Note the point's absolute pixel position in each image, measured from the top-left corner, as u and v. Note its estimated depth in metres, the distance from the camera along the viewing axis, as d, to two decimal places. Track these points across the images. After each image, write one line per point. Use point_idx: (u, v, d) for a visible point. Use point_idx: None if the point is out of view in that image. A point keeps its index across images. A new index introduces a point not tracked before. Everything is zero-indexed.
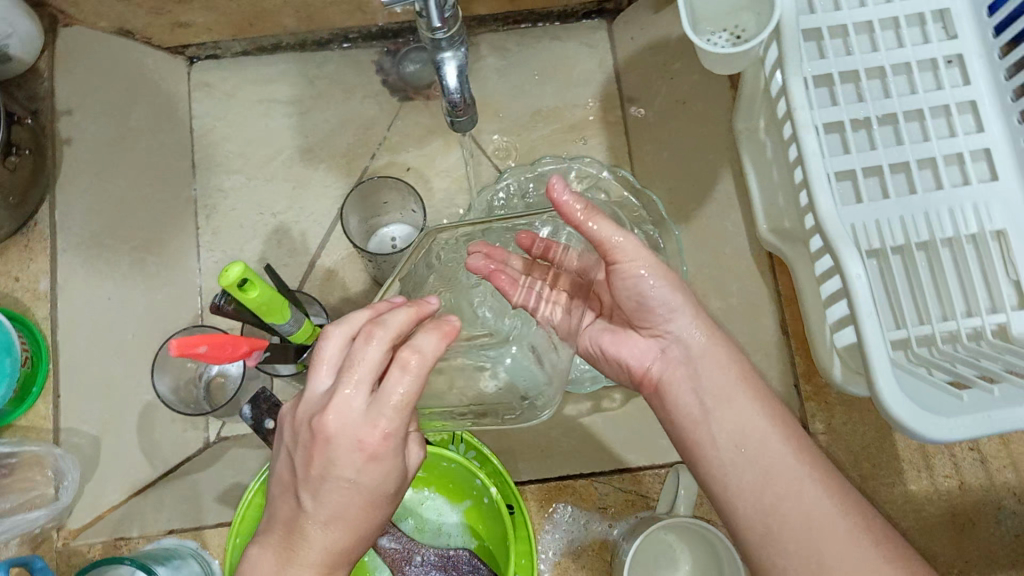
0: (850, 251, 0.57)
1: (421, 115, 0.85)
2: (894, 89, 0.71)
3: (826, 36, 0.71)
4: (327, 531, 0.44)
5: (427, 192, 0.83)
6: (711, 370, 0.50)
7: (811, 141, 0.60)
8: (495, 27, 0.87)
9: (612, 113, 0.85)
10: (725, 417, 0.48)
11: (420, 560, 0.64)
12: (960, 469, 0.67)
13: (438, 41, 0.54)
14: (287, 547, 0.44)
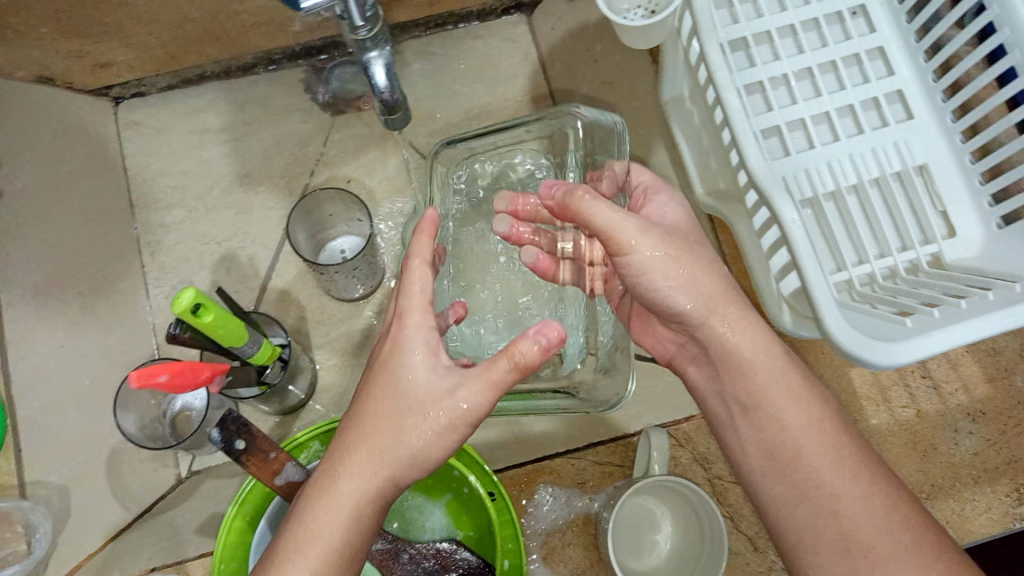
0: (782, 197, 0.59)
1: (356, 128, 0.86)
2: (806, 45, 0.74)
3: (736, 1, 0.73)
4: (388, 439, 0.48)
5: (372, 201, 0.84)
6: (725, 340, 0.53)
7: (734, 100, 0.62)
8: (417, 33, 0.88)
9: (543, 102, 0.87)
10: (762, 426, 0.52)
11: (409, 557, 0.62)
12: (915, 398, 0.71)
13: (362, 41, 0.55)
14: (382, 445, 0.49)
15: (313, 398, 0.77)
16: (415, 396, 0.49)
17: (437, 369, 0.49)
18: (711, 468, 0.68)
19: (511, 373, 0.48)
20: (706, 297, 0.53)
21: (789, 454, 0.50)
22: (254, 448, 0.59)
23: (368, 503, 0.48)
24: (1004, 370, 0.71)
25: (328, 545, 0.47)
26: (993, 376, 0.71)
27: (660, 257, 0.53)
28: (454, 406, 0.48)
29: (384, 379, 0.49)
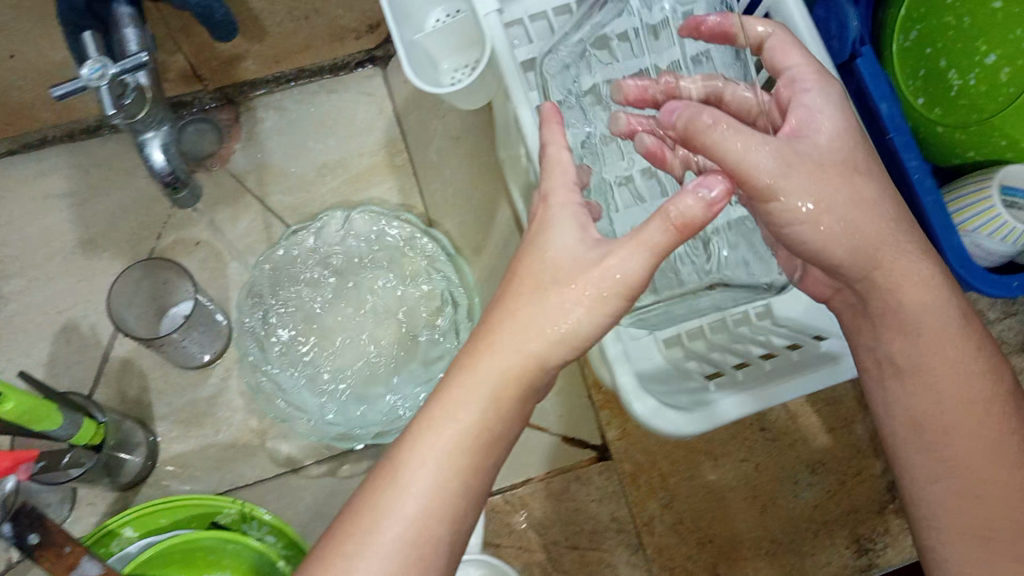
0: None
1: (206, 186, 0.84)
2: None
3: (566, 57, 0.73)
4: (529, 364, 0.42)
5: (220, 263, 0.82)
6: (893, 294, 0.47)
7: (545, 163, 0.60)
8: (269, 89, 0.86)
9: (398, 156, 0.85)
10: (915, 392, 0.48)
11: None
12: (753, 452, 0.70)
13: (133, 122, 0.60)
14: (561, 339, 0.42)
15: (154, 468, 0.76)
16: (561, 314, 0.42)
17: (581, 276, 0.42)
18: (546, 533, 0.69)
19: (619, 277, 0.41)
20: (875, 245, 0.45)
21: (941, 416, 0.47)
22: (49, 541, 0.56)
23: (462, 460, 0.41)
24: (842, 421, 0.72)
25: (412, 517, 0.40)
26: (830, 428, 0.71)
27: (800, 188, 0.44)
28: (609, 274, 0.41)
29: (514, 304, 0.43)
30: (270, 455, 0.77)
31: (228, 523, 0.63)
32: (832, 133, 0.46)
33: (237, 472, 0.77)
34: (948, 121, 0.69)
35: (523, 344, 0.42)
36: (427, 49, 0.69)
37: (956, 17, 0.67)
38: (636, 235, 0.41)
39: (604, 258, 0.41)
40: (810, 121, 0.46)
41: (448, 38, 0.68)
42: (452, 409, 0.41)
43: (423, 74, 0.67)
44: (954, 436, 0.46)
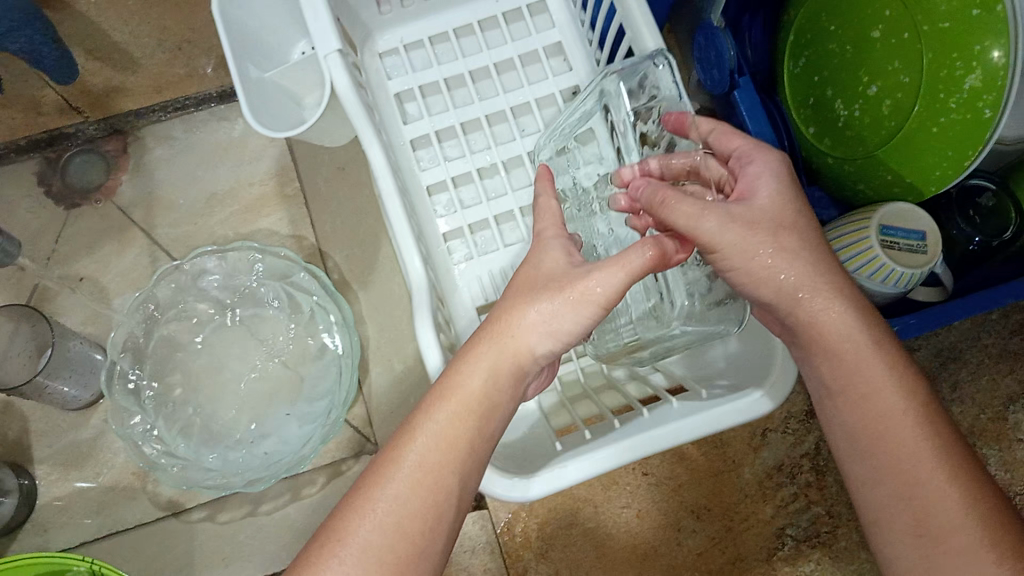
0: (425, 316, 0.56)
1: (92, 221, 0.82)
2: (517, 131, 0.71)
3: (443, 88, 0.71)
4: (491, 389, 0.46)
5: (105, 300, 0.80)
6: (813, 325, 0.45)
7: (396, 207, 0.58)
8: (159, 117, 0.83)
9: (289, 185, 0.83)
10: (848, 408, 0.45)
11: None
12: (637, 498, 0.68)
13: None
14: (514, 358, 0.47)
15: (32, 512, 0.75)
16: (520, 345, 0.47)
17: (546, 308, 0.46)
18: None
19: (568, 308, 0.46)
20: (795, 293, 0.45)
21: (875, 433, 0.44)
22: None
23: (427, 480, 0.43)
24: (731, 463, 0.69)
25: (370, 535, 0.42)
26: (716, 471, 0.69)
27: (722, 238, 0.45)
28: (588, 287, 0.45)
29: (482, 336, 0.47)
30: (152, 498, 0.75)
31: None
32: (766, 191, 0.47)
33: (117, 517, 0.75)
34: (838, 152, 0.66)
35: (482, 372, 0.46)
36: (287, 88, 0.67)
37: (839, 44, 0.63)
38: (574, 285, 0.46)
39: (562, 292, 0.46)
40: (758, 186, 0.47)
41: (304, 74, 0.66)
42: (416, 435, 0.45)
43: (281, 118, 0.65)
44: (903, 449, 0.43)
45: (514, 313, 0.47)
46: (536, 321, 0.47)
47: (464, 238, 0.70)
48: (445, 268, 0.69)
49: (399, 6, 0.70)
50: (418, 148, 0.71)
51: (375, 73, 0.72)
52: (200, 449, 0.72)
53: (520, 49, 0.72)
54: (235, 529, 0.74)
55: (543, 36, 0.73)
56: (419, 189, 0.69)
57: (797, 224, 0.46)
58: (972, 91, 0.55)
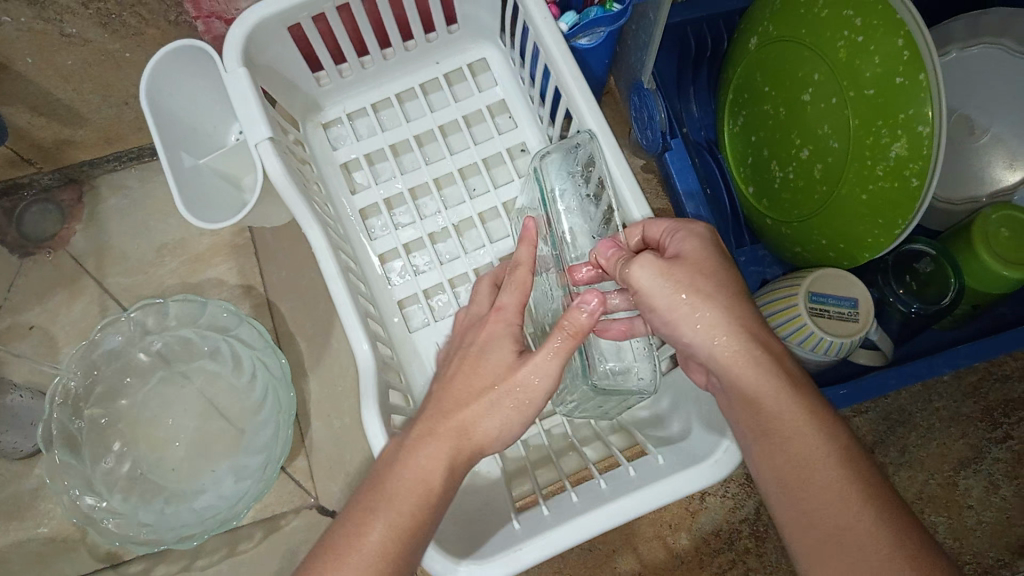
0: (372, 403, 0.53)
1: (44, 270, 0.82)
2: (466, 193, 0.71)
3: (389, 155, 0.71)
4: (452, 481, 0.44)
5: (53, 350, 0.80)
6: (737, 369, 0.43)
7: (341, 288, 0.57)
8: (114, 166, 0.84)
9: (240, 235, 0.83)
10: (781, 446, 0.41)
11: None
12: (574, 565, 0.68)
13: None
14: (457, 446, 0.45)
15: None
16: (477, 444, 0.45)
17: (491, 406, 0.45)
18: None
19: (514, 408, 0.45)
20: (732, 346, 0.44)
21: (806, 479, 0.40)
22: None
23: (383, 570, 0.41)
24: (668, 528, 0.69)
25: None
26: (653, 537, 0.69)
27: (654, 289, 0.44)
28: (526, 382, 0.45)
29: (440, 428, 0.45)
30: (90, 549, 0.75)
31: None
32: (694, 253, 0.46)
33: (53, 569, 0.74)
34: (775, 214, 0.65)
35: (444, 464, 0.44)
36: (225, 173, 0.70)
37: (774, 106, 0.63)
38: (513, 380, 0.45)
39: (508, 391, 0.45)
40: (683, 243, 0.47)
41: (233, 161, 0.69)
42: (372, 524, 0.42)
43: (223, 208, 0.68)
44: (837, 497, 0.39)
45: (471, 408, 0.45)
46: (489, 421, 0.45)
47: (420, 303, 0.69)
48: (403, 337, 0.67)
49: (337, 77, 0.70)
50: (369, 216, 0.71)
51: (319, 143, 0.72)
52: (137, 503, 0.72)
53: (465, 110, 0.73)
54: None
55: (487, 95, 0.73)
56: (370, 255, 0.69)
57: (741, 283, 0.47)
58: (898, 159, 0.53)
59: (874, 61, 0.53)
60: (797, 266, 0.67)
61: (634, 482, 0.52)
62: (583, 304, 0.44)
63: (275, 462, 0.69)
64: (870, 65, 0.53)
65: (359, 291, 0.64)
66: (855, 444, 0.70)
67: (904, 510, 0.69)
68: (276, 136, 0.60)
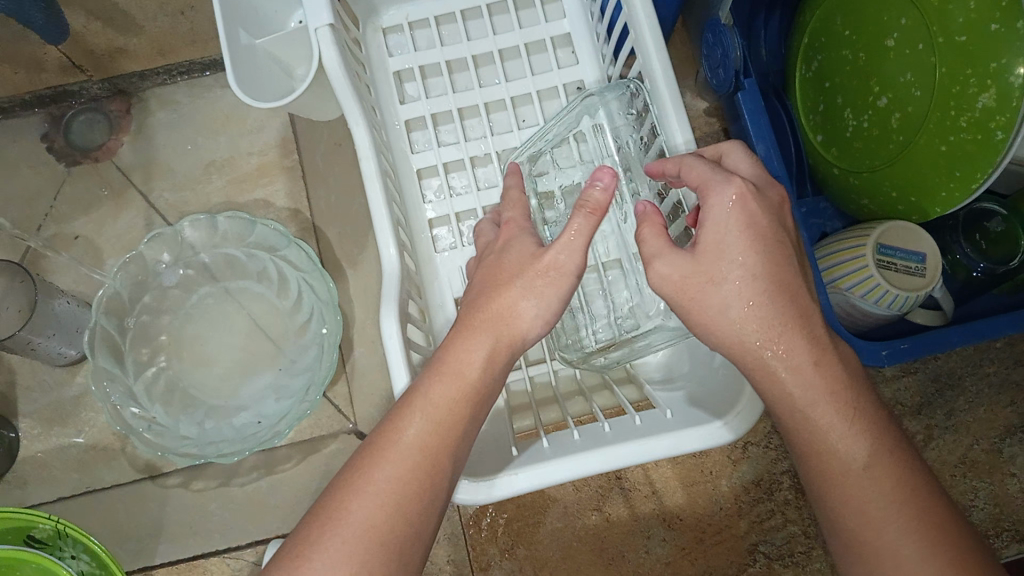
0: (391, 306, 0.53)
1: (90, 180, 0.82)
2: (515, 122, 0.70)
3: (445, 70, 0.70)
4: (492, 373, 0.45)
5: (98, 260, 0.80)
6: (776, 379, 0.43)
7: (377, 191, 0.57)
8: (163, 80, 0.84)
9: (290, 158, 0.83)
10: (816, 430, 0.42)
11: None
12: (607, 504, 0.69)
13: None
14: (500, 335, 0.46)
15: (13, 464, 0.75)
16: (518, 330, 0.46)
17: (529, 292, 0.46)
18: None
19: (552, 286, 0.46)
20: (751, 344, 0.43)
21: (839, 484, 0.41)
22: None
23: (426, 459, 0.42)
24: (708, 474, 0.69)
25: (359, 531, 0.39)
26: (692, 482, 0.69)
27: (681, 277, 0.44)
28: (553, 262, 0.46)
29: (476, 321, 0.46)
30: (130, 460, 0.75)
31: (43, 538, 0.61)
32: (734, 231, 0.43)
33: (95, 477, 0.75)
34: (843, 163, 0.64)
35: (482, 353, 0.45)
36: (280, 58, 0.68)
37: (852, 50, 0.60)
38: (540, 261, 0.46)
39: (538, 268, 0.46)
40: (711, 187, 0.44)
41: (291, 49, 0.68)
42: (414, 420, 0.43)
43: (273, 91, 0.67)
44: (867, 509, 0.40)
45: (506, 292, 0.46)
46: (514, 309, 0.46)
47: (451, 226, 0.69)
48: (428, 255, 0.67)
49: None
50: (413, 129, 0.71)
51: (376, 48, 0.70)
52: (181, 419, 0.72)
53: (528, 37, 0.70)
54: (208, 499, 0.74)
55: (554, 26, 0.71)
56: (409, 171, 0.69)
57: (782, 260, 0.44)
58: (985, 111, 0.51)
59: (968, 6, 0.50)
60: (857, 218, 0.66)
61: (635, 431, 0.52)
62: (597, 180, 0.45)
63: (308, 404, 0.68)
64: (962, 10, 0.51)
65: (393, 200, 0.62)
66: (901, 405, 0.70)
67: (945, 472, 0.68)
68: (336, 26, 0.59)
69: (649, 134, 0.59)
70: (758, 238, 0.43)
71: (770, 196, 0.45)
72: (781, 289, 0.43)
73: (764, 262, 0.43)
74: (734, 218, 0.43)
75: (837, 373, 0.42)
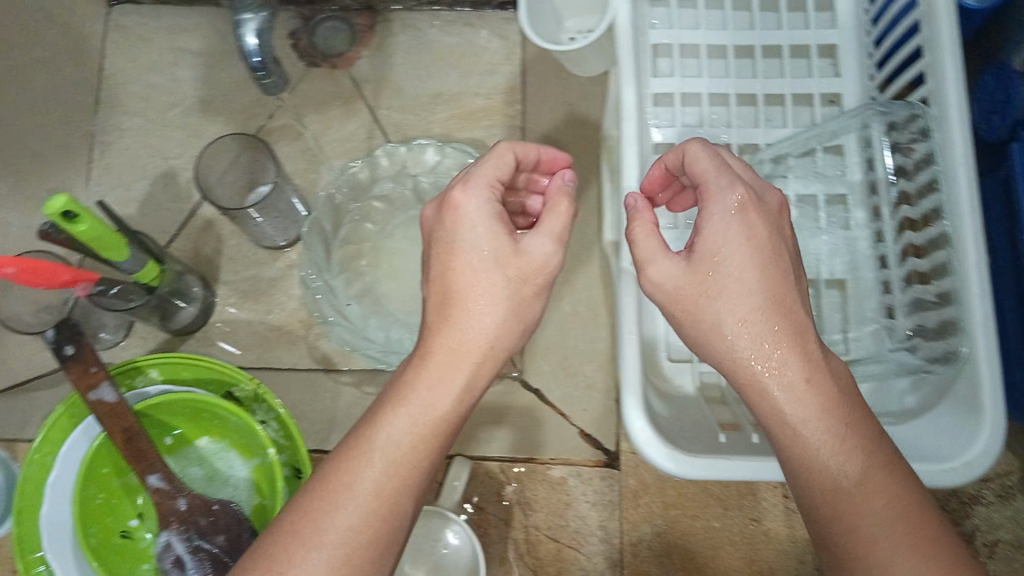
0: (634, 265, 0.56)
1: (325, 83, 0.86)
2: (763, 119, 0.69)
3: (705, 52, 0.69)
4: (463, 405, 0.46)
5: (316, 159, 0.84)
6: (767, 400, 0.44)
7: (633, 152, 0.58)
8: (411, 6, 0.87)
9: (513, 106, 0.85)
10: (822, 459, 0.42)
11: (182, 505, 0.60)
12: (767, 516, 0.66)
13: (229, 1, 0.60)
14: (471, 368, 0.46)
15: (206, 323, 0.80)
16: (478, 347, 0.46)
17: (488, 283, 0.46)
18: (532, 517, 0.68)
19: (509, 288, 0.46)
20: (745, 362, 0.45)
21: (836, 507, 0.41)
22: (80, 358, 0.61)
23: (390, 486, 0.43)
24: None
25: (366, 492, 0.42)
26: None
27: (682, 283, 0.46)
28: (631, 269, 0.47)
29: (431, 343, 0.46)
30: (310, 348, 0.79)
31: (241, 397, 0.65)
32: (735, 242, 0.45)
33: (275, 356, 0.79)
34: None
35: (457, 389, 0.45)
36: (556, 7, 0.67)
37: None
38: (523, 257, 0.46)
39: (508, 275, 0.46)
40: (724, 186, 0.46)
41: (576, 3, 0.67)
42: (415, 387, 0.45)
43: (547, 36, 0.66)
44: (862, 531, 0.40)
45: (471, 308, 0.46)
46: (469, 272, 0.46)
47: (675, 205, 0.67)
48: None
49: None
50: (658, 103, 0.70)
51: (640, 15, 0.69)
52: (370, 321, 0.76)
53: (794, 39, 0.70)
54: (376, 404, 0.76)
55: (822, 35, 0.70)
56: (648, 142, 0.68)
57: (777, 275, 0.45)
58: None
59: None
60: None
61: None
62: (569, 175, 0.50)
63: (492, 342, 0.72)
64: None
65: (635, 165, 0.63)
66: None
67: None
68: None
69: (919, 157, 0.60)
70: (755, 247, 0.45)
71: (771, 202, 0.48)
72: (778, 306, 0.45)
73: (765, 272, 0.45)
74: (734, 227, 0.45)
75: (829, 389, 0.43)
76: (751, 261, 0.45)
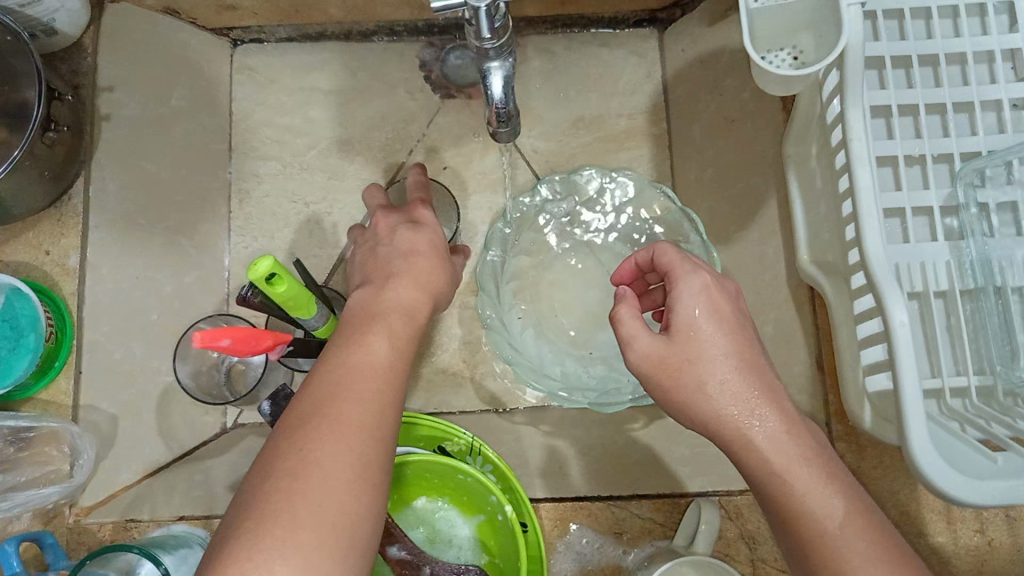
0: (895, 291, 0.53)
1: (462, 115, 0.83)
2: (953, 130, 0.67)
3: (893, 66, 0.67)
4: (396, 362, 0.51)
5: (463, 193, 0.82)
6: (748, 442, 0.50)
7: (865, 177, 0.56)
8: (544, 29, 0.85)
9: (659, 125, 0.84)
10: (804, 498, 0.47)
11: (430, 572, 0.60)
12: (988, 527, 0.64)
13: (485, 49, 0.48)
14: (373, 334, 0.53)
15: None
16: (384, 312, 0.55)
17: (407, 274, 0.58)
18: (757, 549, 0.64)
19: (409, 287, 0.57)
20: (727, 412, 0.50)
21: (817, 538, 0.46)
22: None
23: (366, 430, 0.47)
24: None
25: (343, 453, 0.45)
26: None
27: (662, 353, 0.52)
28: (649, 342, 0.52)
29: (371, 332, 0.53)
30: (477, 389, 0.77)
31: (454, 451, 0.66)
32: (702, 317, 0.52)
33: (443, 400, 0.76)
34: None
35: (380, 355, 0.51)
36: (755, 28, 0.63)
37: None
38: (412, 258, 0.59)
39: (396, 280, 0.57)
40: (687, 276, 0.53)
41: (779, 22, 0.62)
42: (372, 345, 0.51)
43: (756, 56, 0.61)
44: (848, 563, 0.45)
45: (394, 289, 0.57)
46: (401, 240, 0.61)
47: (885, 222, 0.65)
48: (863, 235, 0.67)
49: None
50: None
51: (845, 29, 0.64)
52: (545, 355, 0.74)
53: (979, 46, 0.67)
54: (567, 443, 0.72)
55: (1008, 39, 0.66)
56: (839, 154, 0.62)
57: (743, 342, 0.52)
58: None
59: None
60: None
61: None
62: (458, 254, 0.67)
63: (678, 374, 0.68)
64: None
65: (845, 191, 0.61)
66: None
67: None
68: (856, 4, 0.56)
69: None
70: (722, 322, 0.52)
71: (729, 288, 0.54)
72: (747, 366, 0.51)
73: (732, 343, 0.52)
74: (702, 304, 0.52)
75: (807, 441, 0.49)
76: (719, 335, 0.51)
